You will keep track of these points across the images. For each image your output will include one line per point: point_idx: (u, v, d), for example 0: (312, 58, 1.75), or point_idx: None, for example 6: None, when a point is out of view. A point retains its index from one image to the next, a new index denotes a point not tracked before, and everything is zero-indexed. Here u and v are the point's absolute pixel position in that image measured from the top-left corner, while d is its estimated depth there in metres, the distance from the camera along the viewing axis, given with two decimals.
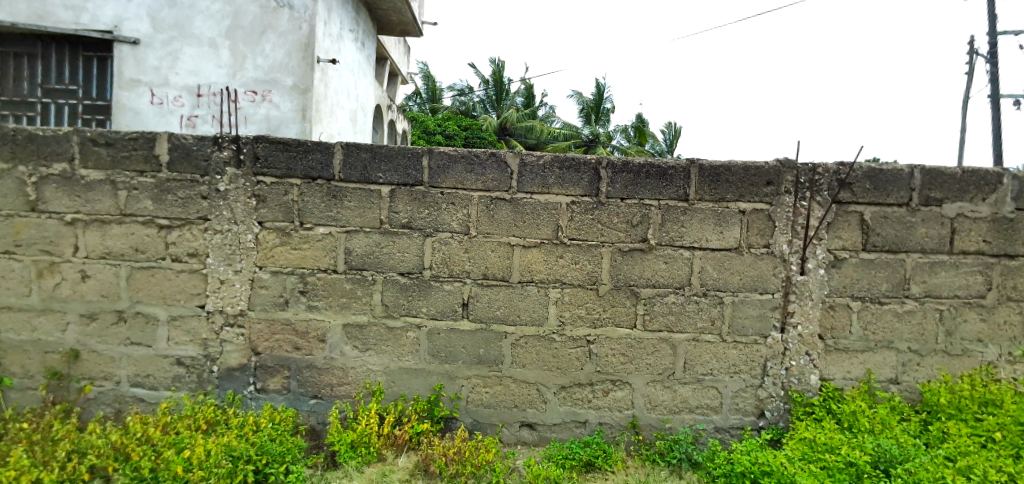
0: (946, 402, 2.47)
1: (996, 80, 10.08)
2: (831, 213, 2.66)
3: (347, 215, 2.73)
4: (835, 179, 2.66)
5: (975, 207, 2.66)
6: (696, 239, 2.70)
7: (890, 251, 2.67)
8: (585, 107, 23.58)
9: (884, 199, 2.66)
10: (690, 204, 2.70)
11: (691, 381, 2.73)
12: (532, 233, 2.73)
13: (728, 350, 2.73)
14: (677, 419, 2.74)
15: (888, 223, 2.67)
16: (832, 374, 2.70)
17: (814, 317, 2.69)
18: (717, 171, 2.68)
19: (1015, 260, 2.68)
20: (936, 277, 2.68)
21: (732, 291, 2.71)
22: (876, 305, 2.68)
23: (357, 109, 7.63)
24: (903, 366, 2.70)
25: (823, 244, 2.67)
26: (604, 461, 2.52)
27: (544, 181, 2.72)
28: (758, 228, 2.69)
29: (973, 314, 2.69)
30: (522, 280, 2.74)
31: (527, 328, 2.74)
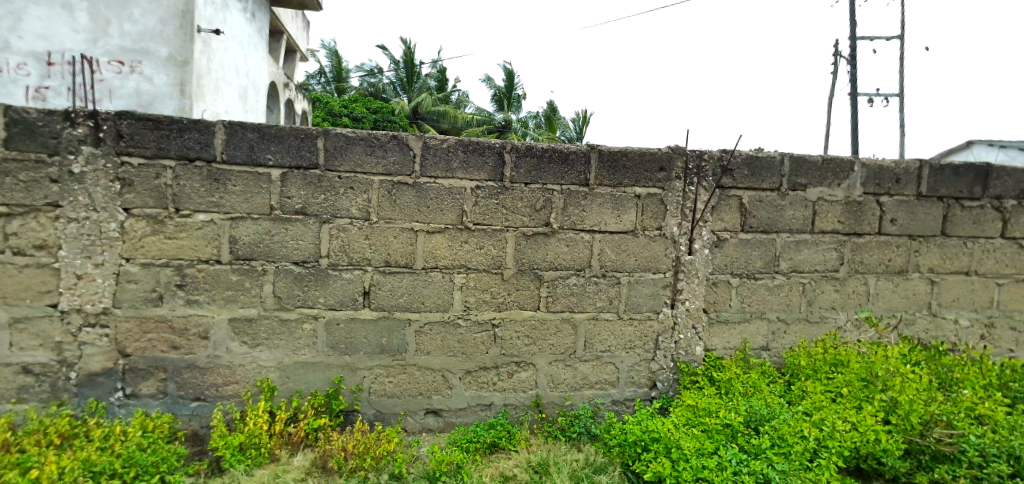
0: (805, 364, 2.79)
1: (855, 80, 11.43)
2: (715, 197, 2.88)
3: (232, 200, 2.51)
4: (718, 165, 2.87)
5: (832, 192, 3.00)
6: (596, 222, 2.80)
7: (764, 231, 2.95)
8: (497, 93, 23.60)
9: (759, 184, 2.91)
10: (590, 188, 2.79)
11: (591, 358, 2.86)
12: (436, 218, 2.68)
13: (624, 328, 2.87)
14: (578, 395, 2.85)
15: (762, 206, 2.93)
16: (715, 345, 2.95)
17: (700, 293, 2.91)
18: (615, 157, 2.79)
19: (862, 238, 3.07)
20: (801, 254, 3.00)
21: (628, 271, 2.86)
22: (752, 281, 2.96)
23: (247, 86, 7.05)
24: (773, 334, 3.01)
25: (708, 226, 2.89)
26: (508, 441, 2.57)
27: (448, 165, 2.67)
28: (652, 212, 2.85)
29: (829, 285, 3.05)
30: (426, 266, 2.69)
31: (432, 315, 2.71)
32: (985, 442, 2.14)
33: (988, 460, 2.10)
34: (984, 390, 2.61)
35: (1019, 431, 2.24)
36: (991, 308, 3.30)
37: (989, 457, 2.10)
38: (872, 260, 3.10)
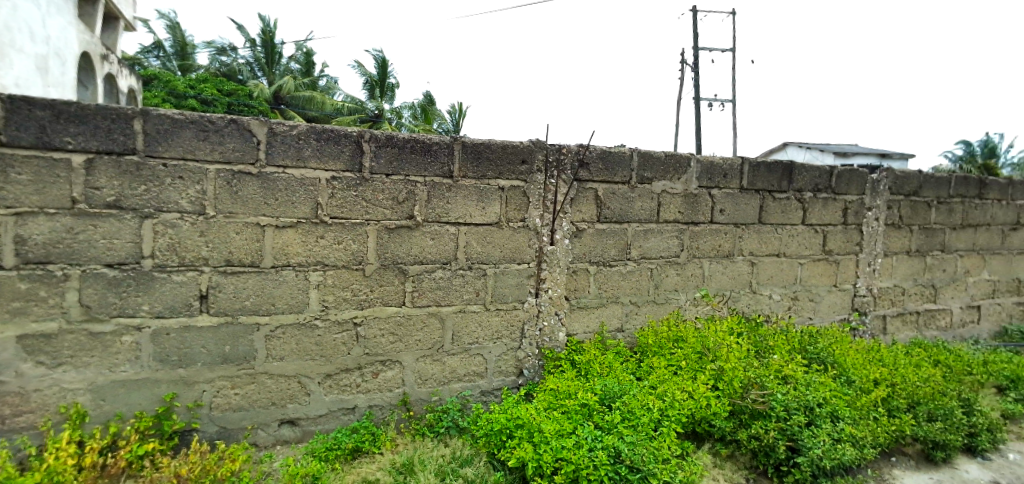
0: (652, 342, 3.07)
1: (698, 85, 12.83)
2: (573, 190, 3.03)
3: (17, 191, 2.06)
4: (576, 159, 3.01)
5: (673, 185, 3.32)
6: (461, 215, 2.78)
7: (617, 222, 3.17)
8: (369, 80, 22.59)
9: (612, 177, 3.12)
10: (455, 180, 2.76)
11: (459, 351, 2.85)
12: (286, 212, 2.46)
13: (491, 319, 2.91)
14: (446, 390, 2.83)
15: (615, 198, 3.15)
16: (576, 330, 3.12)
17: (561, 281, 3.05)
18: (478, 148, 2.79)
19: (698, 226, 3.45)
20: (649, 242, 3.28)
21: (494, 263, 2.89)
22: (607, 268, 3.17)
23: (47, 55, 5.86)
24: (626, 316, 3.25)
25: (567, 217, 3.03)
26: (372, 444, 2.47)
27: (299, 154, 2.46)
28: (515, 204, 2.90)
29: (672, 269, 3.38)
30: (276, 264, 2.46)
31: (285, 317, 2.49)
32: (788, 398, 2.54)
33: (790, 413, 2.49)
34: (788, 354, 3.09)
35: (811, 386, 2.70)
36: (796, 284, 3.92)
37: (791, 411, 2.49)
38: (706, 246, 3.50)
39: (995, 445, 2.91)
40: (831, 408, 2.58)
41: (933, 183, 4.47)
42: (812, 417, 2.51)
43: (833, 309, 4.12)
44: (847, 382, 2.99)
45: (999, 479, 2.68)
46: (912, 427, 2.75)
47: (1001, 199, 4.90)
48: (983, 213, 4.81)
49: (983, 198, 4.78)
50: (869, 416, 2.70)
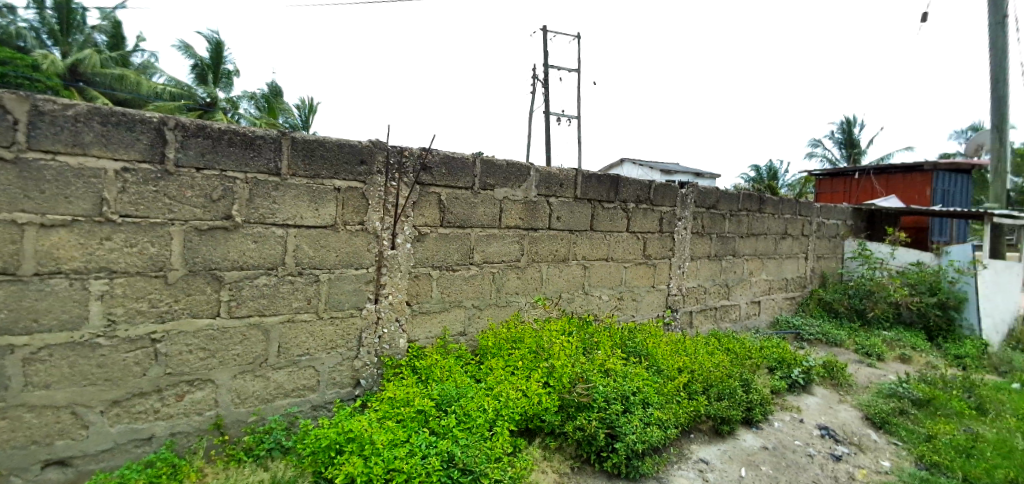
0: (491, 344, 3.15)
1: (547, 100, 13.65)
2: (415, 193, 2.98)
3: None
4: (418, 162, 2.98)
5: (514, 192, 3.46)
6: (289, 216, 2.57)
7: (460, 227, 3.20)
8: (199, 63, 19.96)
9: (455, 183, 3.15)
10: (283, 178, 2.54)
11: (286, 364, 2.61)
12: (57, 208, 2.03)
13: (324, 328, 2.73)
14: (270, 407, 2.58)
15: (458, 203, 3.18)
16: (417, 335, 3.06)
17: (402, 286, 2.98)
18: (311, 145, 2.61)
19: (537, 232, 3.64)
20: (491, 247, 3.38)
21: (329, 268, 2.72)
22: (450, 272, 3.18)
23: None
24: (468, 320, 3.29)
25: (409, 221, 2.97)
26: (172, 477, 2.13)
27: (77, 138, 2.06)
28: (353, 206, 2.77)
29: (513, 273, 3.52)
30: (41, 272, 2.02)
31: (53, 336, 2.05)
32: (607, 390, 2.80)
33: (609, 403, 2.76)
34: (611, 349, 3.42)
35: (628, 377, 3.03)
36: (622, 285, 4.36)
37: (610, 401, 2.76)
38: (544, 251, 3.70)
39: (765, 415, 3.54)
40: (643, 396, 2.92)
41: (727, 198, 5.32)
42: (627, 405, 2.81)
43: (651, 307, 4.66)
44: (657, 372, 3.40)
45: (766, 444, 3.26)
46: (705, 407, 3.22)
47: (774, 213, 6.03)
48: (762, 224, 5.85)
49: (761, 212, 5.83)
50: (673, 400, 3.11)
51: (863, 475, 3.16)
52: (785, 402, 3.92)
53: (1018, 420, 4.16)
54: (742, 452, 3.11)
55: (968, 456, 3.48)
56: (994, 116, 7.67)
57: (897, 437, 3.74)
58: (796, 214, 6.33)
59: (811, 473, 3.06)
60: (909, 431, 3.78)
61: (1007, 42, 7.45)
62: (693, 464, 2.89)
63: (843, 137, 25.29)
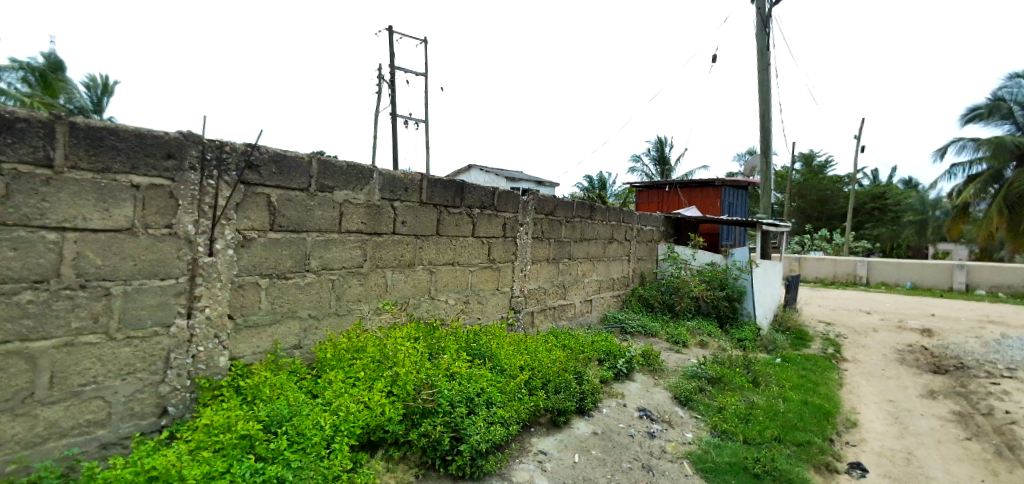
0: (331, 355, 2.95)
1: (394, 102, 13.35)
2: (238, 193, 2.67)
3: None
4: (242, 159, 2.68)
5: (355, 195, 3.31)
6: (66, 218, 2.13)
7: (293, 231, 2.95)
8: None
9: (287, 183, 2.89)
10: (57, 172, 2.11)
11: (64, 398, 2.14)
12: None
13: (117, 351, 2.29)
14: (38, 453, 2.08)
15: (292, 205, 2.93)
16: (242, 352, 2.73)
17: (223, 298, 2.63)
18: (98, 133, 2.20)
19: (381, 237, 3.52)
20: (329, 252, 3.17)
21: (124, 279, 2.30)
22: (282, 281, 2.91)
23: None
24: (303, 332, 3.04)
25: (231, 225, 2.65)
26: None
27: None
28: (157, 207, 2.39)
29: (354, 280, 3.35)
30: None
31: None
32: (452, 394, 2.83)
33: (454, 406, 2.79)
34: (456, 352, 3.46)
35: (472, 379, 3.10)
36: (467, 289, 4.45)
37: (455, 404, 2.80)
38: (388, 256, 3.60)
39: (596, 403, 3.91)
40: (486, 396, 3.02)
41: (563, 206, 5.76)
42: (472, 407, 2.88)
43: (496, 309, 4.82)
44: (500, 371, 3.53)
45: (596, 429, 3.59)
46: (544, 401, 3.44)
47: (602, 220, 6.70)
48: (592, 229, 6.46)
49: (592, 218, 6.43)
50: (515, 397, 3.27)
51: (672, 447, 3.66)
52: (612, 390, 4.36)
53: (779, 388, 5.22)
54: (576, 439, 3.38)
55: (746, 421, 4.26)
56: (762, 144, 9.54)
57: (698, 411, 4.43)
58: (620, 221, 7.11)
59: (632, 451, 3.46)
60: (706, 405, 4.49)
61: (769, 85, 9.33)
62: (533, 455, 3.06)
63: (657, 154, 29.16)
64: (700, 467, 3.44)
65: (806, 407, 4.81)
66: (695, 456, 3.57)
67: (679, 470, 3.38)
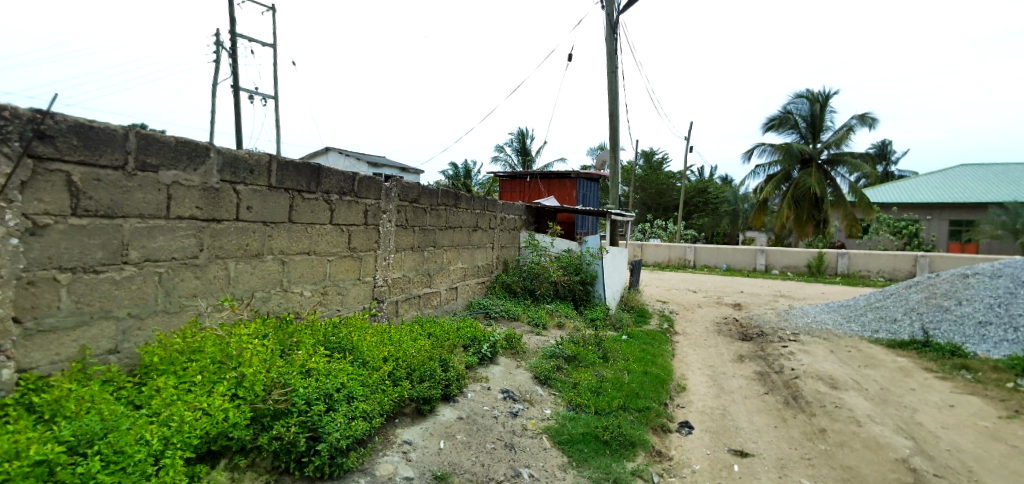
0: (159, 359, 2.56)
1: (236, 74, 11.93)
2: (25, 170, 2.19)
3: None
4: (29, 128, 2.21)
5: (188, 176, 2.90)
6: None
7: (105, 216, 2.51)
8: None
9: (95, 159, 2.44)
10: None
11: None
12: None
13: None
14: None
15: (102, 186, 2.49)
16: (34, 362, 2.25)
17: (4, 298, 2.14)
18: None
19: (220, 224, 3.14)
20: (155, 242, 2.75)
21: None
22: (90, 275, 2.46)
23: None
24: (122, 334, 2.60)
25: (14, 208, 2.16)
26: None
27: None
28: None
29: (188, 273, 2.94)
30: None
31: None
32: (308, 391, 2.65)
33: (310, 404, 2.62)
34: (312, 347, 3.24)
35: (331, 374, 2.94)
36: (325, 279, 4.19)
37: (311, 402, 2.63)
38: (230, 245, 3.22)
39: (461, 389, 3.96)
40: (347, 391, 2.89)
41: (427, 194, 5.69)
42: (330, 403, 2.74)
43: (357, 300, 4.60)
44: (362, 364, 3.39)
45: (461, 414, 3.64)
46: (409, 390, 3.39)
47: (467, 208, 6.77)
48: (457, 217, 6.49)
49: (456, 206, 6.46)
50: (378, 389, 3.17)
51: (532, 424, 3.87)
52: (476, 374, 4.45)
53: (624, 361, 5.80)
54: (442, 426, 3.39)
55: (597, 393, 4.67)
56: (610, 140, 10.41)
57: (555, 387, 4.74)
58: (484, 209, 7.24)
59: (496, 432, 3.58)
60: (562, 382, 4.82)
61: (617, 87, 10.19)
62: (397, 447, 3.00)
63: (519, 145, 30.21)
64: (557, 440, 3.69)
65: (646, 377, 5.43)
66: (553, 430, 3.81)
67: (538, 445, 3.59)
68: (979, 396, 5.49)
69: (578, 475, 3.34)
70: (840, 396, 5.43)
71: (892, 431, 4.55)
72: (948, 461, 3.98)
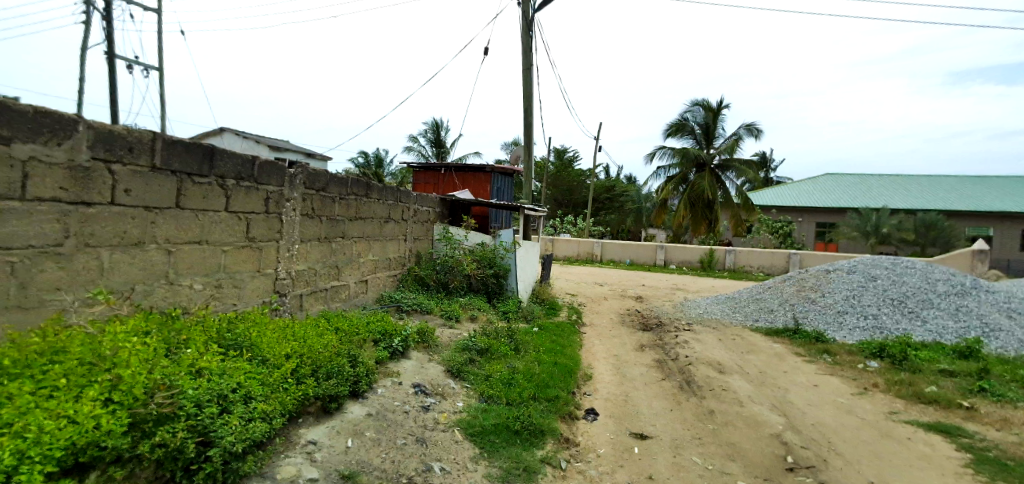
0: (11, 361, 2.19)
1: (111, 39, 10.52)
2: None
3: None
4: None
5: (49, 152, 2.54)
6: None
7: None
8: None
9: None
10: None
11: None
12: None
13: None
14: None
15: None
16: None
17: None
18: None
19: (92, 208, 2.78)
20: (5, 227, 2.39)
21: None
22: None
23: None
24: None
25: None
26: None
27: None
28: None
29: (50, 263, 2.59)
30: None
31: None
32: (199, 393, 2.43)
33: (202, 406, 2.41)
34: (204, 345, 2.97)
35: (226, 373, 2.72)
36: (219, 271, 3.86)
37: (203, 404, 2.42)
38: (105, 232, 2.87)
39: (371, 385, 3.84)
40: (244, 391, 2.70)
41: (335, 182, 5.42)
42: (225, 405, 2.54)
43: (256, 294, 4.29)
44: (261, 362, 3.16)
45: (370, 411, 3.53)
46: (314, 388, 3.22)
47: (379, 198, 6.55)
48: (368, 208, 6.26)
49: (368, 196, 6.23)
50: (279, 388, 2.99)
51: (444, 418, 3.85)
52: (387, 369, 4.33)
53: (535, 352, 5.95)
54: (349, 424, 3.27)
55: (509, 384, 4.74)
56: (525, 136, 10.57)
57: (468, 380, 4.75)
58: (397, 200, 7.06)
59: (407, 427, 3.51)
60: (475, 374, 4.85)
61: (531, 83, 10.37)
62: (300, 447, 2.84)
63: (433, 136, 29.72)
64: (469, 432, 3.71)
65: (556, 367, 5.61)
66: (465, 423, 3.82)
67: (450, 438, 3.58)
68: (836, 376, 6.32)
69: (489, 465, 3.38)
70: (726, 379, 5.98)
71: (768, 409, 5.10)
72: (812, 433, 4.55)
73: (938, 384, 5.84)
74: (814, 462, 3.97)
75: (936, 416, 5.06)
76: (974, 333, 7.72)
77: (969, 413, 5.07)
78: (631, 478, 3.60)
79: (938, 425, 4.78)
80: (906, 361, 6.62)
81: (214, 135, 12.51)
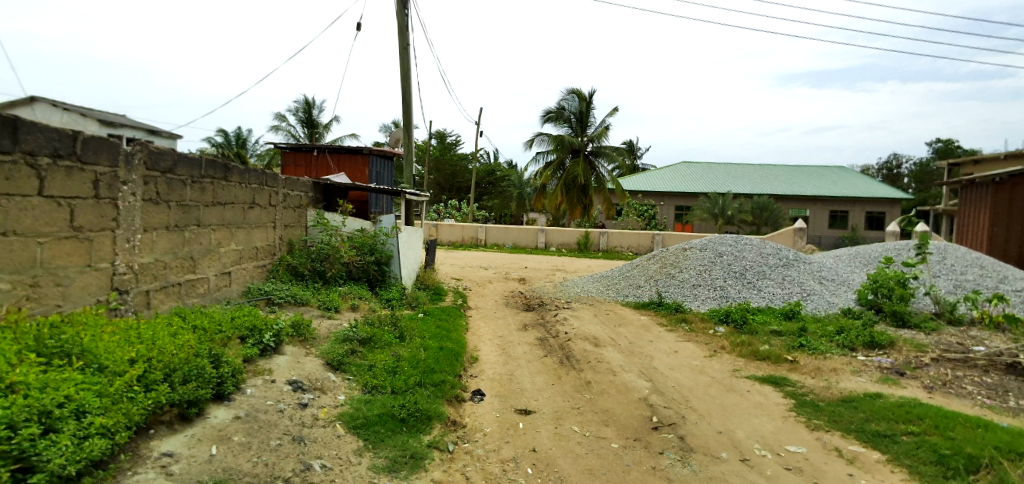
0: None
1: None
2: None
3: None
4: None
5: None
6: None
7: None
8: None
9: None
10: None
11: None
12: None
13: None
14: None
15: None
16: None
17: None
18: None
19: None
20: None
21: None
22: None
23: None
24: None
25: None
26: None
27: None
28: None
29: None
30: None
31: None
32: (11, 412, 2.01)
33: (18, 428, 2.00)
34: (15, 355, 2.46)
35: (49, 387, 2.29)
36: (33, 267, 3.24)
37: (18, 425, 2.01)
38: None
39: (237, 385, 3.51)
40: (75, 405, 2.30)
41: (185, 163, 4.80)
42: (49, 424, 2.14)
43: (87, 292, 3.66)
44: (97, 370, 2.71)
45: (238, 414, 3.21)
46: (167, 395, 2.86)
47: (240, 182, 5.95)
48: (228, 192, 5.66)
49: (227, 180, 5.64)
50: (122, 398, 2.60)
51: (324, 413, 3.65)
52: (256, 367, 3.98)
53: (420, 339, 5.89)
54: (212, 430, 2.95)
55: (393, 372, 4.65)
56: (403, 118, 10.24)
57: (349, 372, 4.55)
58: (262, 184, 6.46)
59: (282, 427, 3.27)
60: (356, 365, 4.67)
61: (410, 64, 10.08)
62: (153, 462, 2.50)
63: (304, 116, 27.68)
64: (353, 425, 3.57)
65: (440, 351, 5.61)
66: (347, 416, 3.67)
67: (330, 433, 3.40)
68: (692, 342, 7.12)
69: (374, 456, 3.28)
70: (600, 352, 6.44)
71: (636, 376, 5.59)
72: (672, 394, 5.09)
73: (769, 343, 6.86)
74: (674, 420, 4.44)
75: (767, 369, 5.95)
76: (795, 297, 9.17)
77: (791, 365, 6.03)
78: (516, 453, 3.72)
79: (769, 378, 5.61)
80: (745, 325, 7.67)
81: (20, 105, 10.31)
